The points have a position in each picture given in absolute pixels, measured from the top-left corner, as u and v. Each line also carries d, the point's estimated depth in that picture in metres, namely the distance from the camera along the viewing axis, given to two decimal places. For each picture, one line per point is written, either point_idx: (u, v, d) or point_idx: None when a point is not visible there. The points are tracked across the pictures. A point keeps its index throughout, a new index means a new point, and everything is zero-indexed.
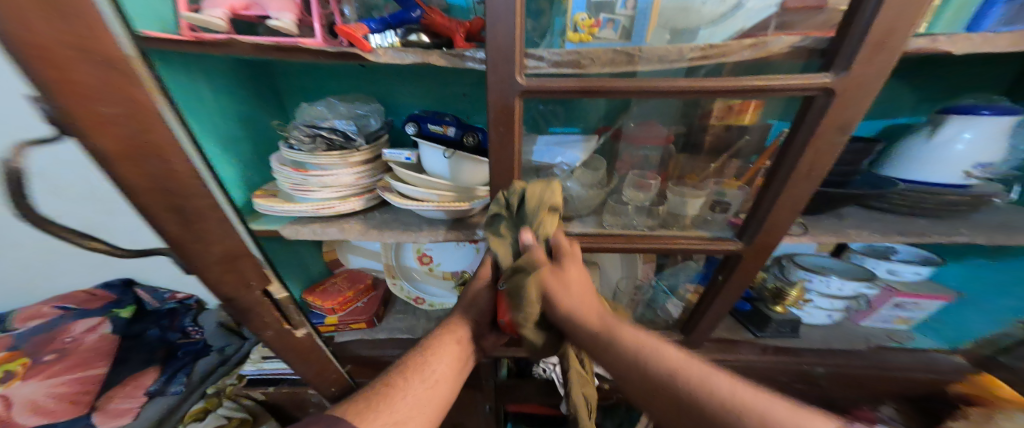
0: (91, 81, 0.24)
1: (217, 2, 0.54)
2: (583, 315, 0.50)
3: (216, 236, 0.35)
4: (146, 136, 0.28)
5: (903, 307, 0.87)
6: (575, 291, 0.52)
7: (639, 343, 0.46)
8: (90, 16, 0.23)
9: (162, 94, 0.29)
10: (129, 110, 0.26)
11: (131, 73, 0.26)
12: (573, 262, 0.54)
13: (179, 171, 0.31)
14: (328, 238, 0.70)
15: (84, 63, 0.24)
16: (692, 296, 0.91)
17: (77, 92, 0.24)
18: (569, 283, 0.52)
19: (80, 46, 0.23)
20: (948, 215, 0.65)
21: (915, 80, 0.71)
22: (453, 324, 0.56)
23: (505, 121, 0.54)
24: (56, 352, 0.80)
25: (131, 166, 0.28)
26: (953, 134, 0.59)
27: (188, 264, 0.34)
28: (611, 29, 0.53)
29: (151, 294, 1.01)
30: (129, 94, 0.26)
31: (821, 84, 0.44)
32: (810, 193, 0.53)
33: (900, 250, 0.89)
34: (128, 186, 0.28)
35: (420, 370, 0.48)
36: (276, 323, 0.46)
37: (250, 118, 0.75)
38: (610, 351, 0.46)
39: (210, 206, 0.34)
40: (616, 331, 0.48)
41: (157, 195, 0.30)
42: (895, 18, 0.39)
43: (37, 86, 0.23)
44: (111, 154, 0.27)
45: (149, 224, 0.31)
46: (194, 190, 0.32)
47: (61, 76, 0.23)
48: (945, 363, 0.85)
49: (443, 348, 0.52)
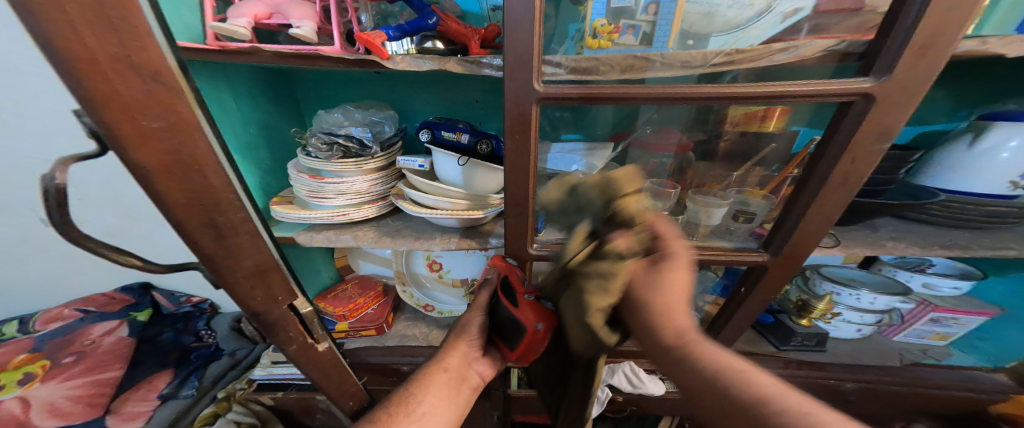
0: (134, 94, 0.23)
1: (242, 12, 0.54)
2: (658, 321, 0.42)
3: (247, 253, 0.34)
4: (188, 151, 0.27)
5: (941, 322, 0.83)
6: (665, 299, 0.43)
7: (719, 355, 0.39)
8: (139, 27, 0.22)
9: (198, 105, 0.28)
10: (172, 122, 0.26)
11: (173, 85, 0.25)
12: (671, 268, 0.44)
13: (216, 187, 0.30)
14: (342, 245, 0.70)
15: (129, 75, 0.23)
16: (710, 306, 0.86)
17: (120, 105, 0.23)
18: (652, 287, 0.43)
19: (125, 58, 0.22)
20: (991, 227, 0.62)
21: (950, 87, 0.68)
22: (447, 351, 0.55)
23: (522, 129, 0.52)
24: (75, 354, 0.82)
25: (170, 181, 0.27)
26: (997, 142, 0.55)
27: (217, 280, 0.33)
28: (632, 35, 0.51)
29: (167, 297, 1.00)
30: (172, 106, 0.25)
31: (861, 89, 0.42)
32: (846, 203, 0.51)
33: (935, 263, 0.85)
34: (164, 201, 0.27)
35: (405, 404, 0.46)
36: (300, 337, 0.45)
37: (270, 124, 0.75)
38: (681, 358, 0.40)
39: (243, 221, 0.33)
40: (697, 347, 0.40)
41: (194, 211, 0.29)
42: (947, 20, 0.37)
43: (82, 99, 0.22)
44: (152, 170, 0.26)
45: (183, 240, 0.30)
46: (228, 204, 0.31)
47: (106, 89, 0.22)
48: (988, 382, 0.81)
49: (432, 378, 0.50)
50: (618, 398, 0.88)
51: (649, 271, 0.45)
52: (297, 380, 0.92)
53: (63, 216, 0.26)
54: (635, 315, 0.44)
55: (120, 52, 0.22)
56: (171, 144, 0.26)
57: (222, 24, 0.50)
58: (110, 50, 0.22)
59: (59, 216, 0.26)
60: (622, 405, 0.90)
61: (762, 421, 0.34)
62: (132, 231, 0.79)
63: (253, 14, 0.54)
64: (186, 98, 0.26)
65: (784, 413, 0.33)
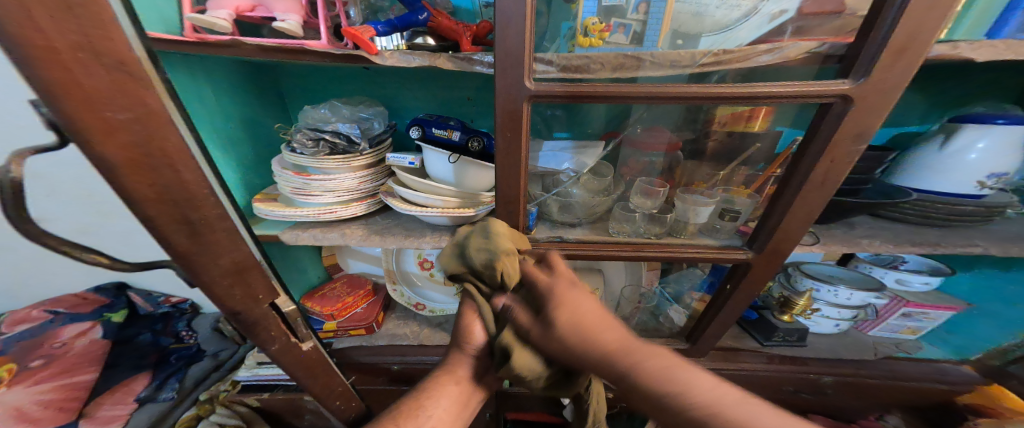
0: (98, 83, 0.23)
1: (224, 4, 0.53)
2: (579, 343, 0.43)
3: (225, 250, 0.33)
4: (158, 144, 0.26)
5: (912, 317, 0.87)
6: (586, 328, 0.42)
7: (668, 371, 0.36)
8: (104, 15, 0.22)
9: (169, 96, 0.27)
10: (139, 115, 0.25)
11: (140, 75, 0.24)
12: (564, 305, 0.44)
13: (189, 182, 0.29)
14: (329, 243, 0.68)
15: (92, 64, 0.22)
16: (698, 304, 0.88)
17: (82, 96, 0.22)
18: (563, 328, 0.43)
19: (87, 45, 0.22)
20: (960, 225, 0.65)
21: (924, 90, 0.71)
22: (457, 361, 0.53)
23: (512, 127, 0.52)
24: (44, 358, 0.78)
25: (138, 176, 0.26)
26: (966, 144, 0.58)
27: (193, 279, 0.32)
28: (622, 33, 0.52)
29: (144, 298, 0.97)
30: (140, 97, 0.25)
31: (839, 91, 0.43)
32: (824, 203, 0.52)
33: (908, 260, 0.88)
34: (134, 197, 0.27)
35: (414, 415, 0.44)
36: (283, 337, 0.44)
37: (253, 119, 0.73)
38: (626, 391, 0.38)
39: (220, 218, 0.32)
40: (638, 369, 0.37)
41: (165, 207, 0.28)
42: (918, 24, 0.38)
43: (40, 89, 0.21)
44: (118, 164, 0.25)
45: (155, 238, 0.29)
46: (203, 199, 0.30)
47: (65, 78, 0.21)
48: (955, 373, 0.85)
49: (443, 390, 0.48)
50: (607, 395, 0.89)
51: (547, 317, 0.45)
52: (283, 381, 0.90)
53: (22, 211, 0.25)
54: (574, 354, 0.42)
55: (82, 40, 0.21)
56: (139, 137, 0.25)
57: (202, 16, 0.49)
58: (71, 38, 0.21)
59: (17, 212, 0.25)
60: (612, 402, 0.92)
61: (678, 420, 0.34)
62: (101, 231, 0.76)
63: (235, 6, 0.53)
64: (155, 89, 0.25)
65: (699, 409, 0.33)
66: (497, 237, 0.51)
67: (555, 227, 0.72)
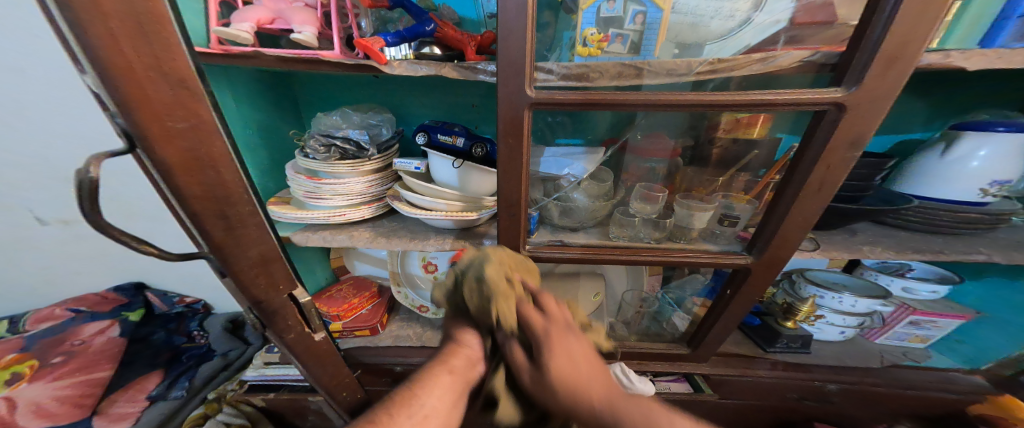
0: (164, 97, 0.27)
1: (246, 16, 0.56)
2: (576, 395, 0.44)
3: (254, 243, 0.38)
4: (207, 149, 0.31)
5: (919, 325, 0.86)
6: (578, 383, 0.44)
7: (647, 417, 0.43)
8: (167, 36, 0.25)
9: (214, 105, 0.31)
10: (194, 125, 0.29)
11: (196, 89, 0.28)
12: (559, 354, 0.45)
13: (230, 181, 0.33)
14: (338, 245, 0.71)
15: (159, 80, 0.26)
16: (699, 309, 0.87)
17: (149, 107, 0.26)
18: (559, 382, 0.44)
19: (156, 65, 0.26)
20: (962, 232, 0.64)
21: (927, 97, 0.71)
22: (452, 349, 0.49)
23: (515, 133, 0.54)
24: (64, 354, 0.82)
25: (189, 177, 0.30)
26: (967, 152, 0.58)
27: (226, 269, 0.36)
28: (620, 44, 0.53)
29: (161, 298, 1.01)
30: (194, 108, 0.29)
31: (832, 99, 0.44)
32: (821, 209, 0.53)
33: (915, 267, 0.88)
34: (183, 194, 0.30)
35: (408, 403, 0.42)
36: (298, 326, 0.48)
37: (269, 126, 0.76)
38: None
39: (251, 214, 0.36)
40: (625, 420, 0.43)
41: (208, 203, 0.32)
42: (906, 35, 0.39)
43: (112, 100, 0.25)
44: (173, 165, 0.29)
45: (197, 231, 0.32)
46: (238, 197, 0.34)
47: (138, 92, 0.25)
48: (963, 383, 0.84)
49: (436, 380, 0.46)
50: None
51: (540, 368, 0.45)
52: (290, 381, 0.90)
53: None
54: (567, 408, 0.44)
55: (152, 60, 0.25)
56: (193, 143, 0.29)
57: (226, 29, 0.51)
58: (145, 59, 0.25)
59: None
60: None
61: None
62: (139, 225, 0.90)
63: (256, 18, 0.56)
64: (205, 102, 0.29)
65: None
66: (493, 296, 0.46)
67: (557, 231, 0.74)
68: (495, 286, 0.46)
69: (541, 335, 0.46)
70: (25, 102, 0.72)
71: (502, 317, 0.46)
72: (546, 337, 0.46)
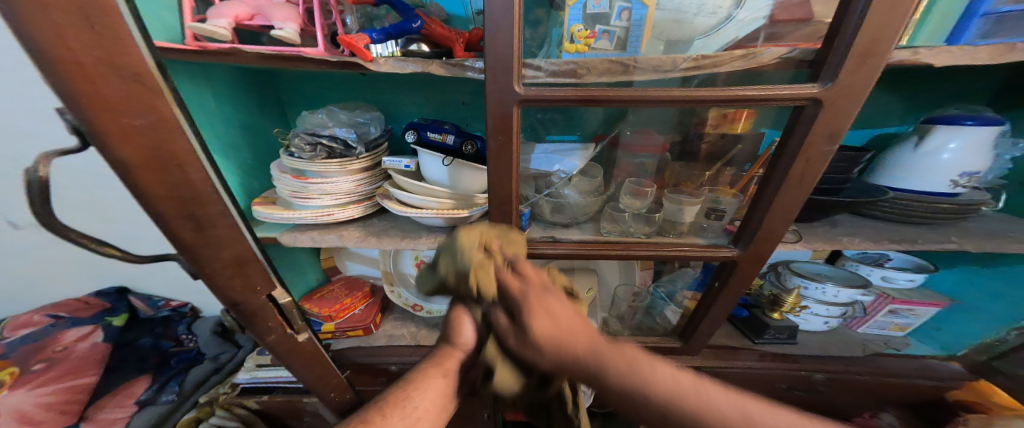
0: (116, 93, 0.26)
1: (223, 12, 0.55)
2: (562, 351, 0.39)
3: (227, 244, 0.37)
4: (168, 146, 0.30)
5: (898, 314, 0.89)
6: (562, 339, 0.39)
7: (646, 374, 0.36)
8: (119, 31, 0.25)
9: (178, 103, 0.31)
10: (152, 121, 0.29)
11: (153, 86, 0.28)
12: (536, 312, 0.41)
13: (196, 181, 0.33)
14: (327, 245, 0.70)
15: (111, 76, 0.26)
16: (689, 302, 0.89)
17: (104, 105, 0.26)
18: (544, 342, 0.40)
19: (107, 60, 0.25)
20: (937, 223, 0.66)
21: (904, 90, 0.73)
22: (445, 353, 0.52)
23: (504, 129, 0.54)
24: (46, 361, 0.81)
25: (151, 175, 0.30)
26: (939, 144, 0.60)
27: (197, 271, 0.36)
28: (607, 40, 0.54)
29: (145, 302, 1.00)
30: (154, 105, 0.28)
31: (810, 94, 0.45)
32: (801, 202, 0.54)
33: (892, 257, 0.90)
34: (146, 193, 0.30)
35: (400, 405, 0.44)
36: (280, 328, 0.48)
37: (253, 126, 0.75)
38: (600, 388, 0.38)
39: (222, 214, 0.36)
40: (609, 367, 0.37)
41: (174, 203, 0.32)
42: (873, 30, 0.41)
43: (66, 98, 0.25)
44: (132, 163, 0.29)
45: (161, 229, 0.32)
46: (208, 196, 0.34)
47: (90, 90, 0.25)
48: (943, 369, 0.87)
49: (429, 381, 0.48)
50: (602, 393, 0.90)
51: (523, 330, 0.41)
52: (284, 383, 0.90)
53: None
54: (555, 367, 0.40)
55: (103, 55, 0.25)
56: (152, 140, 0.29)
57: (203, 25, 0.50)
58: (94, 53, 0.25)
59: None
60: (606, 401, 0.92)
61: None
62: (116, 230, 0.88)
63: (234, 14, 0.55)
64: (165, 98, 0.29)
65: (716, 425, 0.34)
66: (468, 261, 0.43)
67: (548, 227, 0.74)
68: (464, 248, 0.44)
69: (518, 294, 0.42)
70: None
71: (476, 280, 0.43)
72: (523, 298, 0.42)
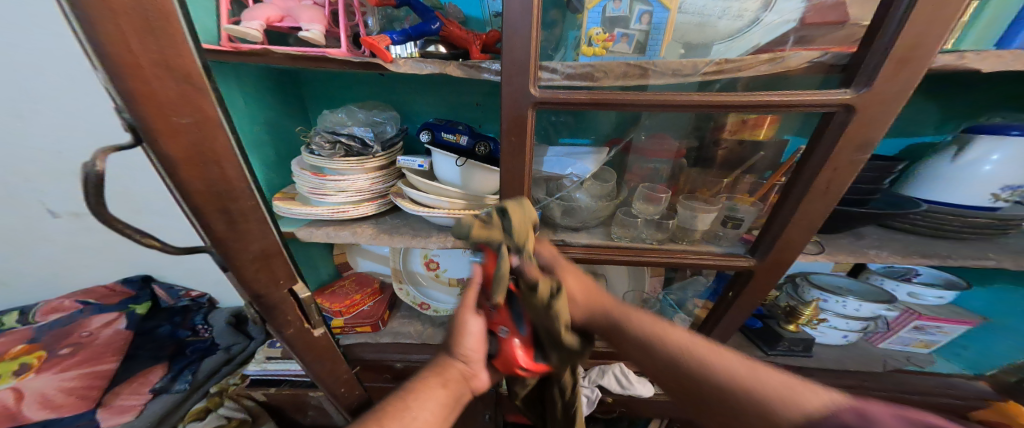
0: (169, 93, 0.27)
1: (255, 14, 0.56)
2: (591, 303, 0.52)
3: (254, 239, 0.38)
4: (209, 144, 0.31)
5: (925, 330, 0.85)
6: (592, 296, 0.53)
7: (655, 320, 0.46)
8: (174, 31, 0.25)
9: (219, 101, 0.32)
10: (198, 119, 0.29)
11: (200, 85, 0.28)
12: (569, 272, 0.55)
13: (232, 177, 0.33)
14: (341, 241, 0.71)
15: (164, 77, 0.26)
16: (701, 310, 0.88)
17: (156, 103, 0.27)
18: (576, 297, 0.52)
19: (162, 62, 0.26)
20: (973, 237, 0.64)
21: (939, 99, 0.70)
22: (445, 363, 0.49)
23: (518, 131, 0.54)
24: (72, 346, 0.83)
25: (192, 172, 0.30)
26: (980, 155, 0.58)
27: (227, 264, 0.37)
28: (626, 43, 0.53)
29: (167, 291, 1.02)
30: (198, 104, 0.29)
31: (842, 101, 0.44)
32: (826, 213, 0.53)
33: (921, 272, 0.87)
34: (188, 189, 0.31)
35: (399, 416, 0.41)
36: (297, 322, 0.48)
37: (277, 123, 0.76)
38: (623, 338, 0.47)
39: (252, 209, 0.36)
40: (630, 316, 0.48)
41: (210, 197, 0.32)
42: (920, 35, 0.39)
43: (121, 97, 0.25)
44: (177, 161, 0.29)
45: (199, 227, 0.33)
46: (240, 192, 0.35)
47: (144, 89, 0.25)
48: (967, 388, 0.83)
49: (429, 391, 0.45)
50: (606, 399, 0.89)
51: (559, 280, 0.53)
52: (291, 377, 0.90)
53: None
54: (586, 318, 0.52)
55: (159, 57, 0.25)
56: (195, 138, 0.30)
57: (236, 26, 0.51)
58: (151, 55, 0.25)
59: None
60: (611, 407, 0.91)
61: (698, 377, 0.38)
62: (147, 220, 0.91)
63: (265, 17, 0.56)
64: (210, 97, 0.29)
65: (719, 369, 0.38)
66: (511, 210, 0.44)
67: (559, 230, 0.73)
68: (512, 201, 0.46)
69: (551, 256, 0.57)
70: (40, 95, 0.74)
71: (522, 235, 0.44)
72: (557, 262, 0.56)
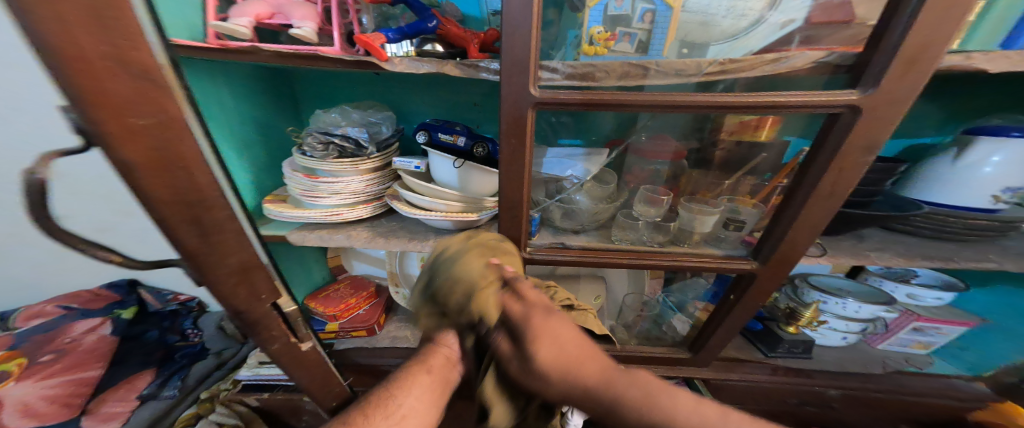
0: (125, 93, 0.25)
1: (245, 11, 0.54)
2: (578, 377, 0.42)
3: (232, 251, 0.36)
4: (174, 148, 0.29)
5: (923, 332, 0.85)
6: (568, 361, 0.42)
7: (652, 398, 0.42)
8: (131, 26, 0.24)
9: (188, 102, 0.30)
10: (160, 120, 0.27)
11: (163, 84, 0.26)
12: (545, 341, 0.42)
13: (203, 185, 0.31)
14: (335, 244, 0.69)
15: (119, 73, 0.24)
16: (701, 313, 0.86)
17: (110, 103, 0.25)
18: (549, 369, 0.42)
19: (116, 56, 0.24)
20: (975, 239, 0.64)
21: (941, 99, 0.70)
22: (431, 350, 0.49)
23: (517, 133, 0.52)
24: (55, 352, 0.80)
25: (156, 177, 0.29)
26: (980, 157, 0.58)
27: (201, 275, 0.35)
28: (628, 42, 0.52)
29: (154, 296, 1.01)
30: (162, 105, 0.27)
31: (848, 101, 0.43)
32: (831, 214, 0.52)
33: (920, 274, 0.88)
34: (152, 197, 0.29)
35: (384, 405, 0.42)
36: (283, 336, 0.46)
37: (267, 123, 0.74)
38: (619, 419, 0.42)
39: (229, 219, 0.34)
40: (624, 400, 0.41)
41: (179, 207, 0.31)
42: (928, 34, 0.38)
43: (72, 98, 0.23)
44: (138, 166, 0.27)
45: (167, 237, 0.31)
46: (213, 200, 0.33)
47: (96, 88, 0.24)
48: (967, 389, 0.83)
49: (414, 380, 0.46)
50: None
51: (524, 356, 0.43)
52: (283, 381, 0.88)
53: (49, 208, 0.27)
54: (557, 388, 0.42)
55: (112, 51, 0.23)
56: (158, 140, 0.28)
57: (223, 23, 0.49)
58: (102, 49, 0.23)
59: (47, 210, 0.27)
60: None
61: None
62: (119, 227, 0.87)
63: (255, 13, 0.53)
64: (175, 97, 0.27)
65: None
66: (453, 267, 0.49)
67: (558, 233, 0.72)
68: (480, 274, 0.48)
69: (521, 318, 0.44)
70: None
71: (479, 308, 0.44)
72: (531, 326, 0.43)
